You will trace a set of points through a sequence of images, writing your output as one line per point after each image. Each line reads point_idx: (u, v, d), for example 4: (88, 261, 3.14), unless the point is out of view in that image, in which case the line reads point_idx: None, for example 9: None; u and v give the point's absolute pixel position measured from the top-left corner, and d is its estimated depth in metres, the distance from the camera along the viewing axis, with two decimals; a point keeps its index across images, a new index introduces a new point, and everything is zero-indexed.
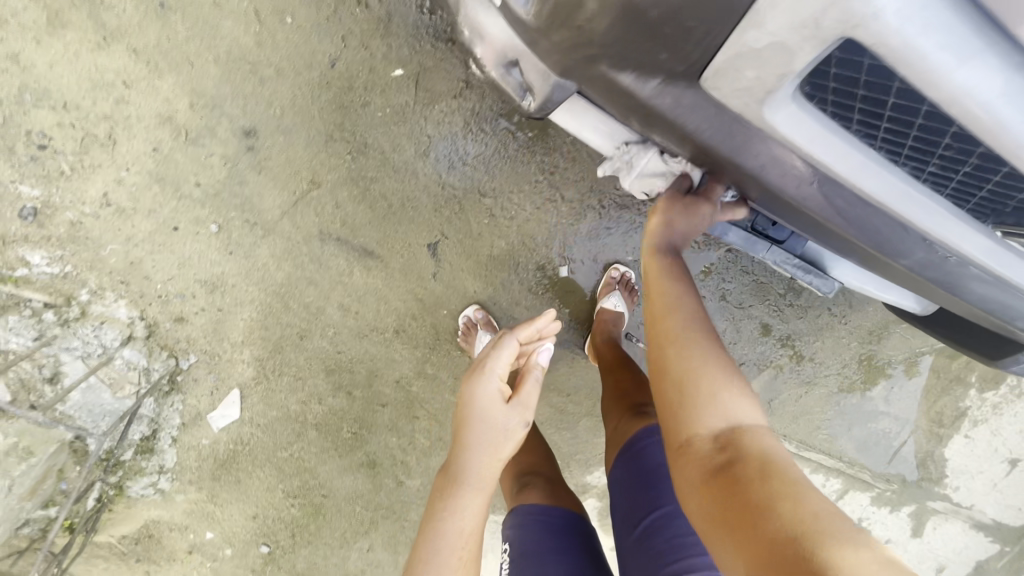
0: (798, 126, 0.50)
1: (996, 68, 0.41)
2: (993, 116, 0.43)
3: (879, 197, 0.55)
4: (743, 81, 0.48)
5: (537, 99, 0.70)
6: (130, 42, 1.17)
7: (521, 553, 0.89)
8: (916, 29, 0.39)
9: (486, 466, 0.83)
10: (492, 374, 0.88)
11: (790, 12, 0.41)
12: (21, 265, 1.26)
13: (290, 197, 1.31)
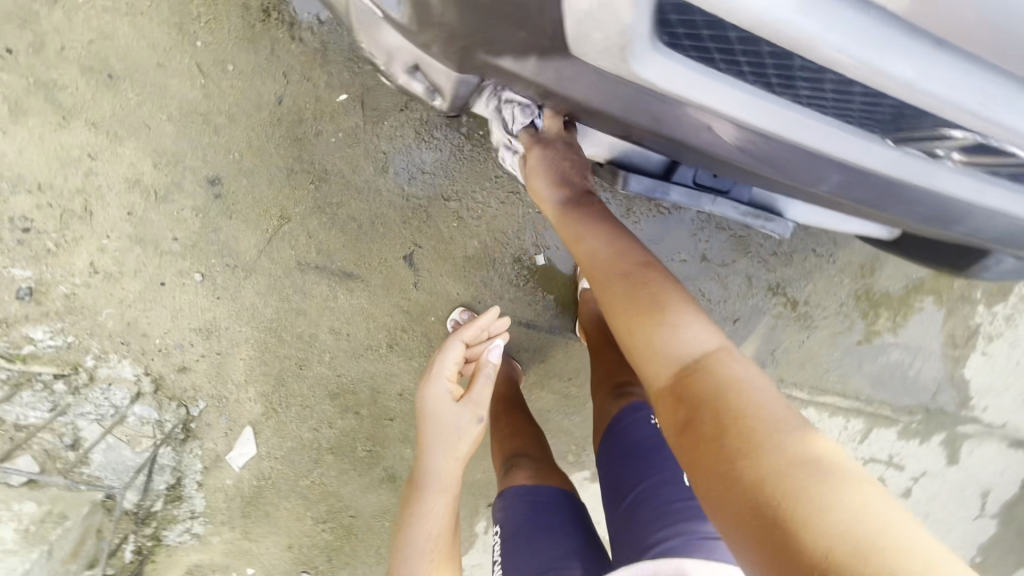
0: (663, 78, 0.51)
1: None
2: (798, 31, 0.44)
3: (769, 129, 0.57)
4: (598, 42, 0.48)
5: (445, 99, 0.75)
6: (88, 116, 1.22)
7: (511, 535, 0.92)
8: None
9: (444, 466, 0.98)
10: (441, 377, 1.04)
11: None
12: (26, 343, 1.32)
13: (263, 235, 1.36)
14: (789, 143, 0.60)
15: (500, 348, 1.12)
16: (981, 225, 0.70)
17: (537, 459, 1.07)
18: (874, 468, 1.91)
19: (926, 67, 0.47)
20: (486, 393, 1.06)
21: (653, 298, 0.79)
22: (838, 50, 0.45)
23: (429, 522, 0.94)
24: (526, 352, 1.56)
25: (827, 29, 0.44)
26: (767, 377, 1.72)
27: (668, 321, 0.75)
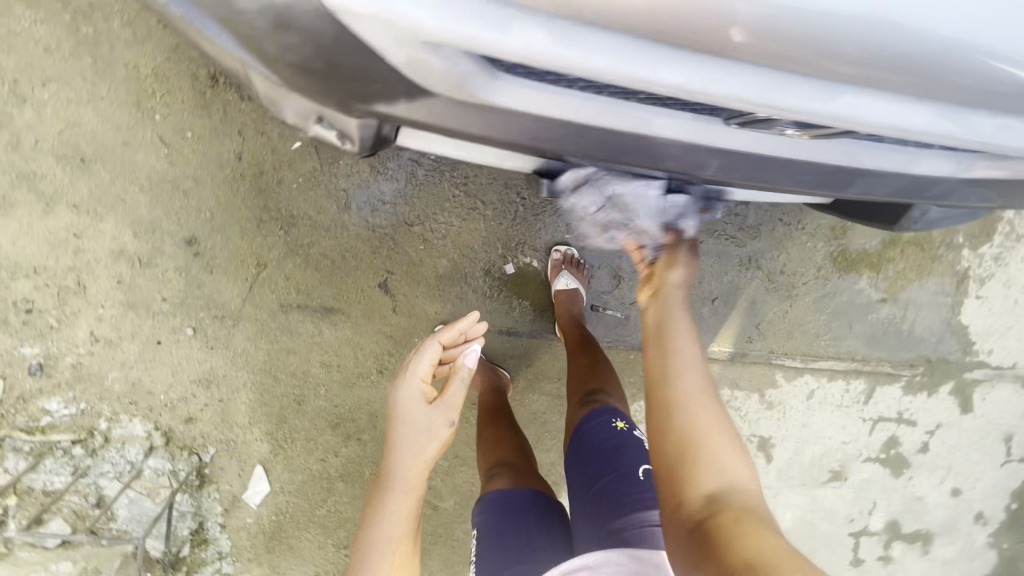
0: (512, 101, 0.57)
1: (538, 26, 0.47)
2: (562, 61, 0.49)
3: (630, 128, 0.62)
4: (435, 80, 0.54)
5: (355, 140, 0.78)
6: (69, 199, 1.32)
7: (487, 536, 0.99)
8: (454, 19, 0.45)
9: (412, 467, 1.01)
10: (416, 377, 1.06)
11: (380, 31, 0.47)
12: (44, 414, 1.42)
13: (244, 284, 1.44)
14: (655, 137, 0.63)
15: (475, 352, 1.15)
16: (874, 185, 0.71)
17: (518, 465, 1.13)
18: (885, 427, 1.89)
19: (694, 72, 0.51)
20: (459, 396, 1.07)
21: (711, 408, 0.82)
22: (605, 70, 0.50)
23: (391, 520, 0.99)
24: (512, 360, 1.61)
25: (591, 53, 0.48)
26: (757, 351, 1.72)
27: (721, 439, 0.78)
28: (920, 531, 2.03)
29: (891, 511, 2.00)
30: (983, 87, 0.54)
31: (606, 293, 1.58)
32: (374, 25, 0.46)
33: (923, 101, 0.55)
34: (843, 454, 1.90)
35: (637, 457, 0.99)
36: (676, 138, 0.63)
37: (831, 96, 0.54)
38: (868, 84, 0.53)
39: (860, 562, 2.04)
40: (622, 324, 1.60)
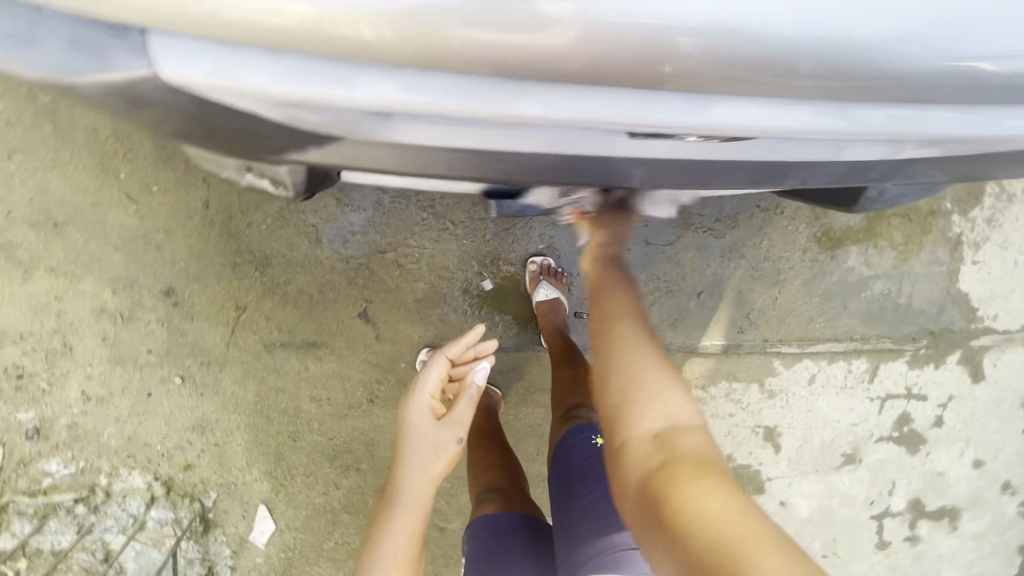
0: (410, 136, 0.58)
1: (379, 78, 0.50)
2: (414, 106, 0.51)
3: (542, 149, 0.61)
4: (327, 130, 0.57)
5: (290, 186, 0.78)
6: (47, 264, 1.35)
7: (478, 561, 1.05)
8: (296, 84, 0.49)
9: (418, 485, 0.98)
10: (424, 393, 1.07)
11: (247, 104, 0.52)
12: (45, 476, 1.45)
13: (226, 327, 1.45)
14: (572, 154, 0.62)
15: (484, 370, 1.15)
16: (811, 176, 0.69)
17: (505, 488, 1.16)
18: (895, 405, 1.83)
19: (548, 102, 0.52)
20: (467, 414, 1.08)
21: (652, 356, 0.86)
22: (458, 109, 0.51)
23: (394, 540, 0.95)
24: (501, 375, 1.59)
25: (438, 97, 0.51)
26: (751, 340, 1.68)
27: (663, 381, 0.82)
28: (945, 507, 1.96)
29: (913, 490, 1.93)
30: (865, 81, 0.52)
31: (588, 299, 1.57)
32: (240, 102, 0.52)
33: (800, 102, 0.54)
34: (854, 436, 1.85)
35: None
36: (593, 152, 0.61)
37: (700, 110, 0.54)
38: (734, 93, 0.52)
39: (886, 545, 1.98)
40: None
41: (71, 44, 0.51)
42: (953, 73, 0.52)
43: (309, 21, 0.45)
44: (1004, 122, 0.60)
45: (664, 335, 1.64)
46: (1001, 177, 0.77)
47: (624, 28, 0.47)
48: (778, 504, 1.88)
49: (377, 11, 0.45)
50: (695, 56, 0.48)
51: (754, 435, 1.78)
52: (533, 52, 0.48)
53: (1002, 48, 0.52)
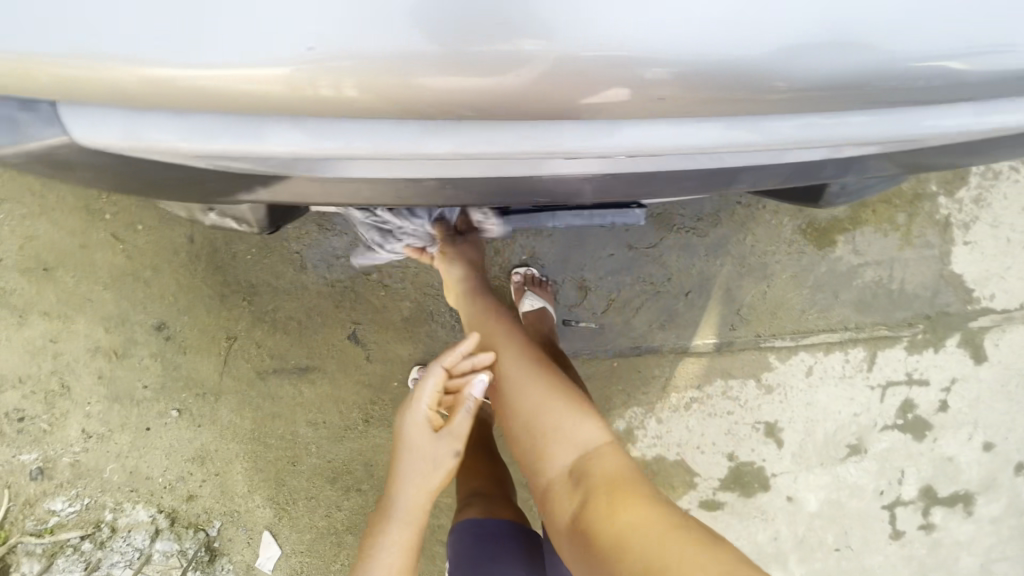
0: (353, 170, 0.59)
1: (286, 127, 0.52)
2: (324, 150, 0.53)
3: (486, 173, 0.61)
4: (264, 173, 0.58)
5: (255, 221, 0.80)
6: (40, 307, 1.38)
7: (463, 564, 1.07)
8: (208, 137, 0.53)
9: (414, 498, 0.97)
10: (421, 404, 1.00)
11: (171, 159, 0.55)
12: (51, 515, 1.47)
13: (219, 358, 1.47)
14: (517, 176, 0.62)
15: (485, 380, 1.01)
16: (760, 178, 0.69)
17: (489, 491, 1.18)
18: (897, 392, 1.80)
19: (458, 139, 0.54)
20: (467, 426, 1.01)
21: (546, 387, 0.96)
22: (367, 150, 0.53)
23: (389, 552, 0.96)
24: None
25: (346, 140, 0.53)
26: (744, 336, 1.67)
27: (560, 413, 0.92)
28: (958, 493, 1.93)
29: (923, 477, 1.90)
30: (826, 91, 0.54)
31: (575, 306, 1.58)
32: (164, 158, 0.55)
33: (712, 117, 0.55)
34: (857, 426, 1.82)
35: None
36: (537, 173, 0.61)
37: (609, 132, 0.55)
38: (643, 116, 0.54)
39: (900, 535, 1.95)
40: (598, 334, 1.61)
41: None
42: (857, 77, 0.54)
43: (293, 86, 0.48)
44: (925, 121, 0.61)
45: (654, 337, 1.63)
46: (960, 165, 0.77)
47: (595, 63, 0.50)
48: (785, 500, 1.86)
49: (357, 66, 0.48)
50: (670, 84, 0.51)
51: (755, 431, 1.77)
52: (513, 90, 0.50)
53: (909, 51, 0.54)
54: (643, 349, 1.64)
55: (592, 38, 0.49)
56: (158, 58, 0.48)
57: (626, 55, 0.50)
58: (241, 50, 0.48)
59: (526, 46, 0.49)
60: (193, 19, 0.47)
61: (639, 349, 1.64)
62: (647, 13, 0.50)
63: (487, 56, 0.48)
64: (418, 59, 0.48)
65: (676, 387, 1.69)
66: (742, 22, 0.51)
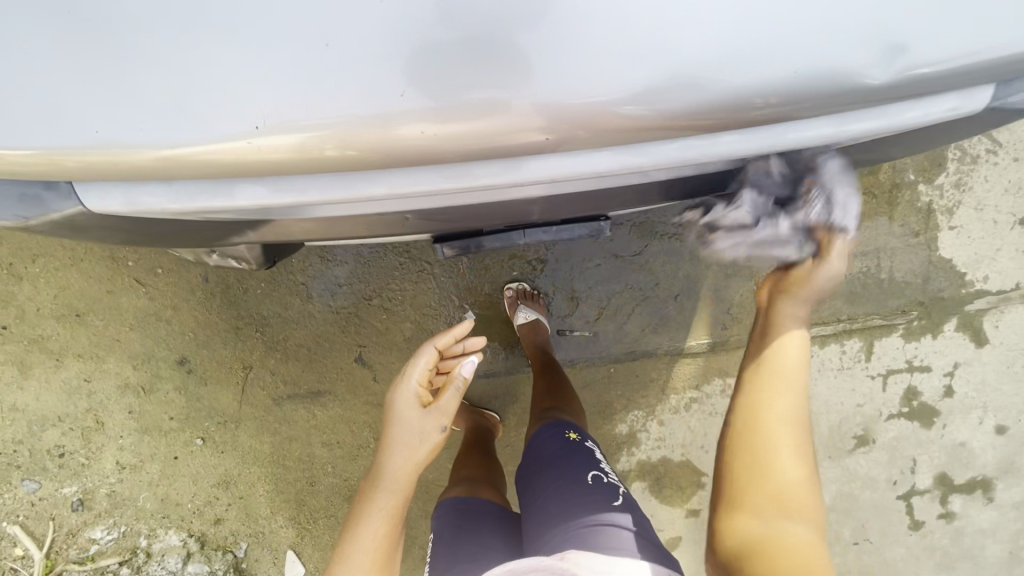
0: (327, 212, 0.68)
1: (258, 186, 0.62)
2: (287, 198, 0.62)
3: (442, 206, 0.69)
4: (247, 220, 0.68)
5: (252, 260, 0.91)
6: (74, 350, 1.51)
7: (442, 532, 1.13)
8: (191, 197, 0.63)
9: (400, 469, 1.00)
10: (411, 378, 1.07)
11: (159, 217, 0.66)
12: (92, 543, 1.58)
13: (237, 387, 1.58)
14: (473, 205, 0.70)
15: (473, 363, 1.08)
16: (694, 186, 0.76)
17: (474, 476, 1.30)
18: (899, 380, 1.81)
19: (400, 181, 0.61)
20: (453, 404, 1.05)
21: (792, 431, 0.85)
22: (319, 198, 0.62)
23: (374, 520, 0.98)
24: (497, 400, 1.66)
25: (306, 191, 0.62)
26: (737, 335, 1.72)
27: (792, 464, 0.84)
28: (975, 479, 1.90)
29: (936, 464, 1.88)
30: (787, 106, 0.57)
31: (569, 316, 1.65)
32: (154, 216, 0.66)
33: (599, 149, 0.59)
34: (862, 417, 1.83)
35: (585, 464, 1.07)
36: (493, 202, 0.69)
37: (519, 166, 0.60)
38: (538, 152, 0.58)
39: (920, 525, 1.93)
40: (592, 341, 1.68)
41: (19, 199, 0.67)
42: (716, 109, 0.56)
43: (300, 147, 0.57)
44: (792, 135, 0.61)
45: (648, 342, 1.68)
46: (895, 156, 0.82)
47: (567, 102, 0.55)
48: None
49: (341, 129, 0.56)
50: (646, 117, 0.56)
51: None
52: (495, 130, 0.56)
53: (745, 83, 0.55)
54: (638, 353, 1.69)
55: (567, 81, 0.54)
56: (173, 142, 0.57)
57: (583, 100, 0.55)
58: (232, 125, 0.56)
59: (514, 95, 0.55)
60: (204, 102, 0.57)
61: (633, 354, 1.69)
62: (594, 52, 0.54)
63: (471, 105, 0.55)
64: (396, 115, 0.55)
65: (675, 389, 1.73)
66: (679, 52, 0.54)
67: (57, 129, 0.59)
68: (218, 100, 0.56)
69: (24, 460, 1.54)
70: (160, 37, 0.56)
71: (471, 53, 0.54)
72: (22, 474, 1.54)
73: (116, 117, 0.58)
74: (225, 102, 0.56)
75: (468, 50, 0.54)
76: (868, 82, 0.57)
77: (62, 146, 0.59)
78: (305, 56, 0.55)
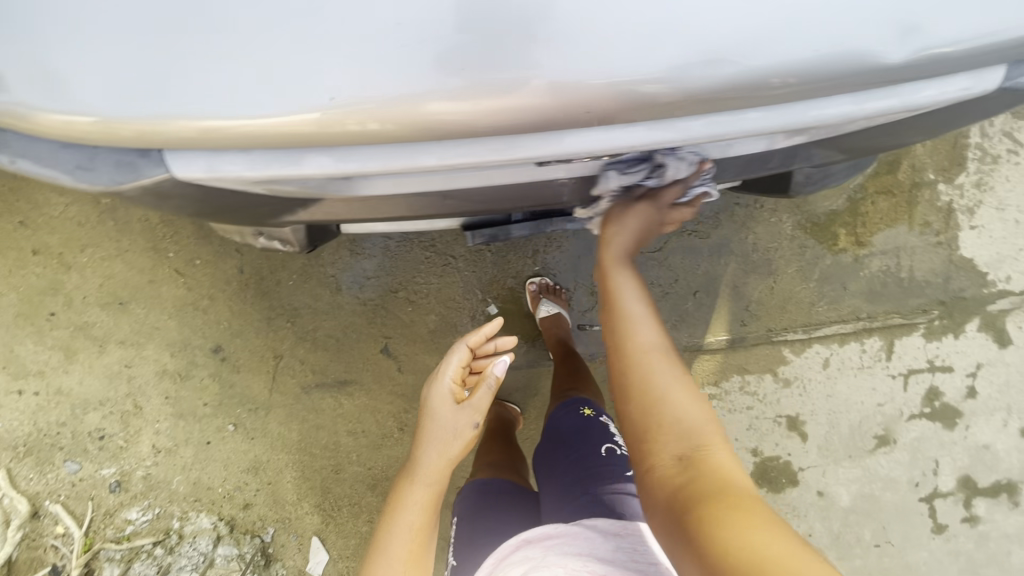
0: (374, 189, 0.73)
1: (324, 157, 0.65)
2: (343, 169, 0.66)
3: (483, 183, 0.74)
4: (295, 193, 0.72)
5: (294, 243, 0.98)
6: (116, 337, 1.59)
7: (467, 514, 1.17)
8: (254, 167, 0.66)
9: (436, 464, 1.03)
10: (446, 376, 1.11)
11: (225, 183, 0.68)
12: (127, 524, 1.64)
13: (268, 374, 1.64)
14: (512, 184, 0.76)
15: (506, 362, 1.12)
16: (717, 170, 0.81)
17: (497, 461, 1.35)
18: (920, 380, 1.80)
19: (447, 153, 0.64)
20: (486, 401, 1.09)
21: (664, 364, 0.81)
22: (352, 170, 0.66)
23: (410, 513, 1.01)
24: (518, 392, 1.69)
25: (345, 161, 0.65)
26: (755, 331, 1.73)
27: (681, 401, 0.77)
28: (1000, 482, 1.88)
29: (959, 467, 1.86)
30: (811, 84, 0.61)
31: (589, 311, 1.69)
32: (220, 184, 0.68)
33: (634, 123, 0.63)
34: (883, 417, 1.82)
35: (600, 440, 1.18)
36: (534, 178, 0.75)
37: (556, 141, 0.64)
38: (579, 127, 0.62)
39: (943, 529, 1.88)
40: None
41: (115, 166, 0.68)
42: (728, 88, 0.60)
43: (319, 122, 0.60)
44: (812, 113, 0.65)
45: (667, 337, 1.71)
46: (908, 143, 0.86)
47: (585, 84, 0.59)
48: (816, 495, 1.84)
49: (371, 105, 0.58)
50: (667, 94, 0.60)
51: (776, 425, 1.79)
52: (516, 108, 0.59)
53: (757, 64, 0.59)
54: None
55: (580, 63, 0.58)
56: (200, 110, 0.60)
57: (598, 81, 0.58)
58: (256, 103, 0.59)
59: (528, 74, 0.58)
60: (220, 78, 0.58)
61: None
62: (606, 39, 0.58)
63: (490, 85, 0.58)
64: (423, 91, 0.58)
65: None
66: (688, 35, 0.58)
67: (108, 99, 0.61)
68: (231, 82, 0.58)
69: (67, 442, 1.61)
70: (193, 8, 0.58)
71: (489, 36, 0.57)
72: (64, 455, 1.62)
73: (158, 84, 0.59)
74: (252, 73, 0.58)
75: (486, 31, 0.57)
76: (885, 60, 0.60)
77: (119, 113, 0.61)
78: (318, 33, 0.57)
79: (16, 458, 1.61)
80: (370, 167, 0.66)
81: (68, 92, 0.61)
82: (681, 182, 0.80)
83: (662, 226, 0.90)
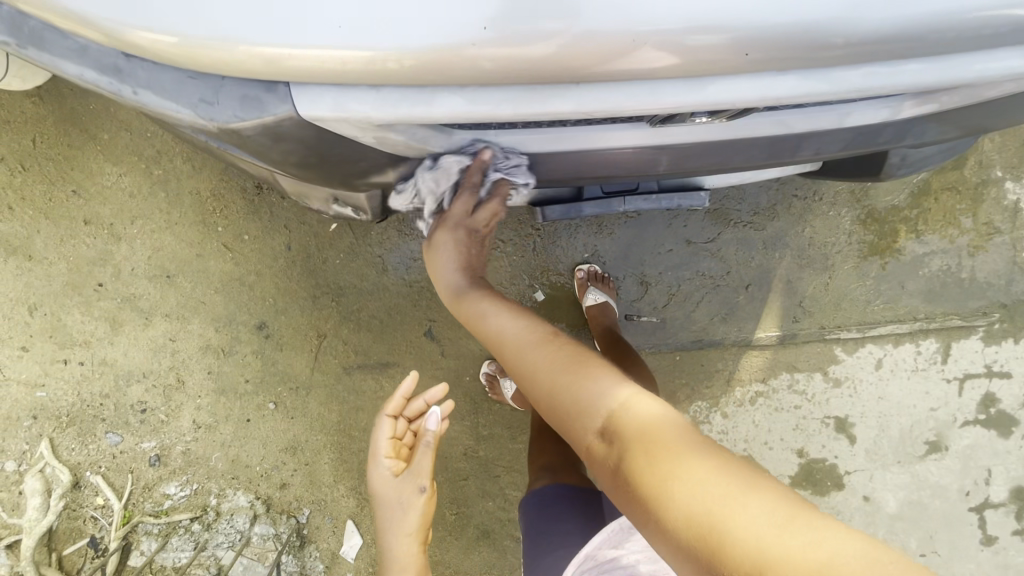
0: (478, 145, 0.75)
1: (455, 100, 0.62)
2: (471, 113, 0.63)
3: (591, 138, 0.74)
4: (408, 144, 0.72)
5: (366, 210, 0.96)
6: (162, 310, 1.58)
7: (531, 531, 1.26)
8: (373, 107, 0.63)
9: (399, 545, 1.03)
10: (378, 457, 1.08)
11: (353, 130, 0.67)
12: (166, 498, 1.64)
13: (310, 353, 1.62)
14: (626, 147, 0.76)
15: (435, 414, 1.06)
16: (824, 143, 0.77)
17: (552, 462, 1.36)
18: (976, 385, 1.74)
19: (579, 100, 0.61)
20: (425, 462, 1.04)
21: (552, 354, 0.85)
22: (450, 112, 0.63)
23: None
24: None
25: (464, 102, 0.62)
26: (807, 328, 1.69)
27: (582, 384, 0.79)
28: None
29: (1013, 477, 1.78)
30: (896, 42, 0.57)
31: (638, 301, 1.66)
32: (349, 131, 0.67)
33: (785, 71, 0.59)
34: (935, 422, 1.76)
35: None
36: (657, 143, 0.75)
37: (699, 88, 0.60)
38: (730, 72, 0.58)
39: (993, 541, 1.79)
40: (660, 328, 1.67)
41: (240, 101, 0.65)
42: (779, 37, 0.56)
43: (367, 60, 0.58)
44: (975, 67, 0.62)
45: (716, 331, 1.67)
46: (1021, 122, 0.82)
47: (631, 26, 0.55)
48: (862, 500, 1.78)
49: (410, 47, 0.57)
50: (725, 47, 0.56)
51: (824, 426, 1.74)
52: (543, 57, 0.57)
53: (806, 18, 0.55)
54: (705, 343, 1.68)
55: (613, 12, 0.55)
56: (267, 40, 0.58)
57: (646, 27, 0.55)
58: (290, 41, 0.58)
59: (561, 20, 0.55)
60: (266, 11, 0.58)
61: (701, 343, 1.68)
62: None
63: (526, 32, 0.56)
64: (464, 35, 0.56)
65: (741, 381, 1.70)
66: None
67: (214, 23, 0.59)
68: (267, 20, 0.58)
69: (109, 413, 1.61)
70: None
71: None
72: (106, 427, 1.61)
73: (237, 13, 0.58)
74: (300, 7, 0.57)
75: None
76: None
77: (207, 36, 0.59)
78: None
79: (58, 428, 1.61)
80: (468, 115, 0.64)
81: (158, 15, 0.60)
82: (462, 189, 0.86)
83: (473, 227, 0.98)
